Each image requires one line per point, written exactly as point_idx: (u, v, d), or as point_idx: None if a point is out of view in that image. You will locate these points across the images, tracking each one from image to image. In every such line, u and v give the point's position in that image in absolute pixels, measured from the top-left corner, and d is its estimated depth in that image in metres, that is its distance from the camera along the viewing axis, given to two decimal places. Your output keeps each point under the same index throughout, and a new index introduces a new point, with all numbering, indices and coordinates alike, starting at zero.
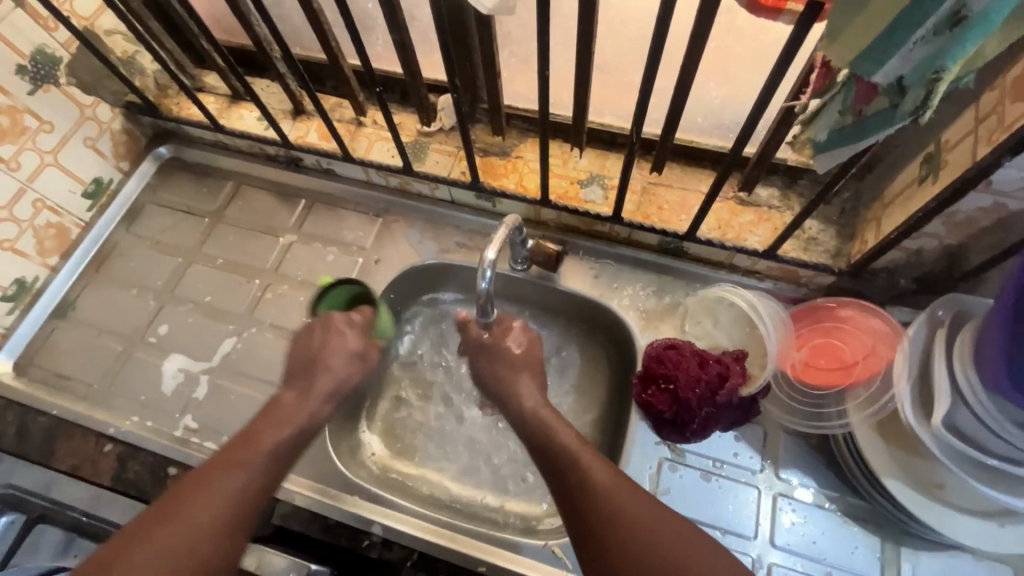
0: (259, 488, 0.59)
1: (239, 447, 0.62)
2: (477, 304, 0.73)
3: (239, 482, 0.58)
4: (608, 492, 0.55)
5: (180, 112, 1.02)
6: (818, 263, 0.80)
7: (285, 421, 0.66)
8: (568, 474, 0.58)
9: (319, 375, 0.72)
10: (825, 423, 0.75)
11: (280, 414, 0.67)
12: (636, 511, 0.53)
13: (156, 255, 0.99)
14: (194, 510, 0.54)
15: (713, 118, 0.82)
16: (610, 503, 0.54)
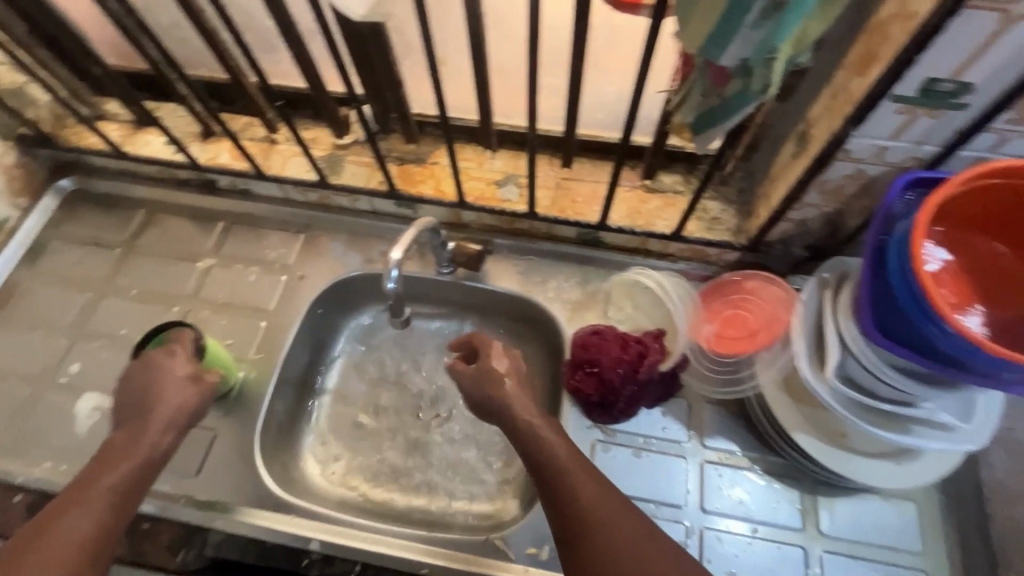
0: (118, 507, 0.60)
1: (89, 479, 0.60)
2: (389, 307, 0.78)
3: (78, 524, 0.56)
4: (592, 500, 0.58)
5: (80, 141, 0.98)
6: (721, 240, 0.86)
7: (122, 454, 0.63)
8: (555, 485, 0.60)
9: (150, 405, 0.68)
10: (740, 387, 0.81)
11: (115, 450, 0.64)
12: (620, 522, 0.56)
13: (63, 291, 0.95)
14: (45, 546, 0.54)
15: (612, 112, 0.86)
16: (594, 517, 0.57)
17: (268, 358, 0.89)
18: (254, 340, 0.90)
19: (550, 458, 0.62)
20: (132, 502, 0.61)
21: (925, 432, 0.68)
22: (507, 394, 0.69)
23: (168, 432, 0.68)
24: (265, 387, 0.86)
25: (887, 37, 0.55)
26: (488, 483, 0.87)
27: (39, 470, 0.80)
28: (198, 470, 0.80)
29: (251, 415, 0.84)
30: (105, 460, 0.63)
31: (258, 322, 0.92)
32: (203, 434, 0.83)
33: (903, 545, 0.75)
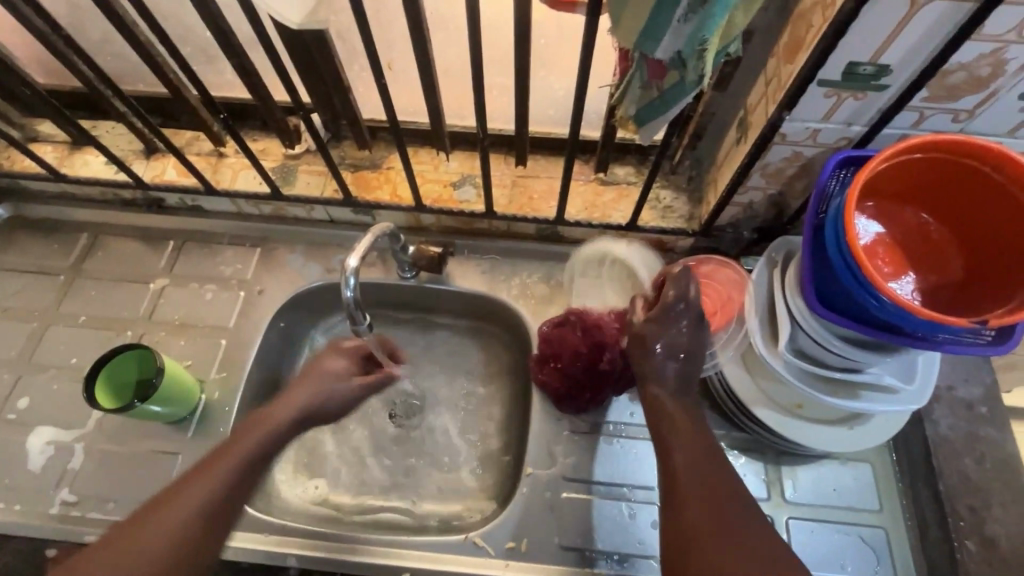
0: (201, 516, 0.56)
1: (188, 478, 0.58)
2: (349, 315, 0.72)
3: (205, 497, 0.57)
4: (717, 488, 0.57)
5: (13, 166, 0.94)
6: (674, 228, 0.89)
7: (235, 440, 0.62)
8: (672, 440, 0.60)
9: (300, 388, 0.70)
10: (700, 369, 0.81)
11: (248, 431, 0.63)
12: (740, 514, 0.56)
13: (4, 323, 0.90)
14: (142, 533, 0.53)
15: (562, 109, 0.88)
16: (719, 503, 0.56)
17: (232, 376, 0.87)
18: (215, 359, 0.88)
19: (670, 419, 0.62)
20: (230, 504, 0.58)
21: (873, 396, 0.72)
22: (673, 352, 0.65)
23: (291, 431, 0.67)
24: (230, 406, 0.85)
25: (810, 26, 0.58)
26: (465, 482, 0.87)
27: None
28: None
29: (218, 436, 0.82)
30: (225, 450, 0.61)
31: (219, 341, 0.89)
32: (167, 460, 0.81)
33: (861, 505, 0.79)
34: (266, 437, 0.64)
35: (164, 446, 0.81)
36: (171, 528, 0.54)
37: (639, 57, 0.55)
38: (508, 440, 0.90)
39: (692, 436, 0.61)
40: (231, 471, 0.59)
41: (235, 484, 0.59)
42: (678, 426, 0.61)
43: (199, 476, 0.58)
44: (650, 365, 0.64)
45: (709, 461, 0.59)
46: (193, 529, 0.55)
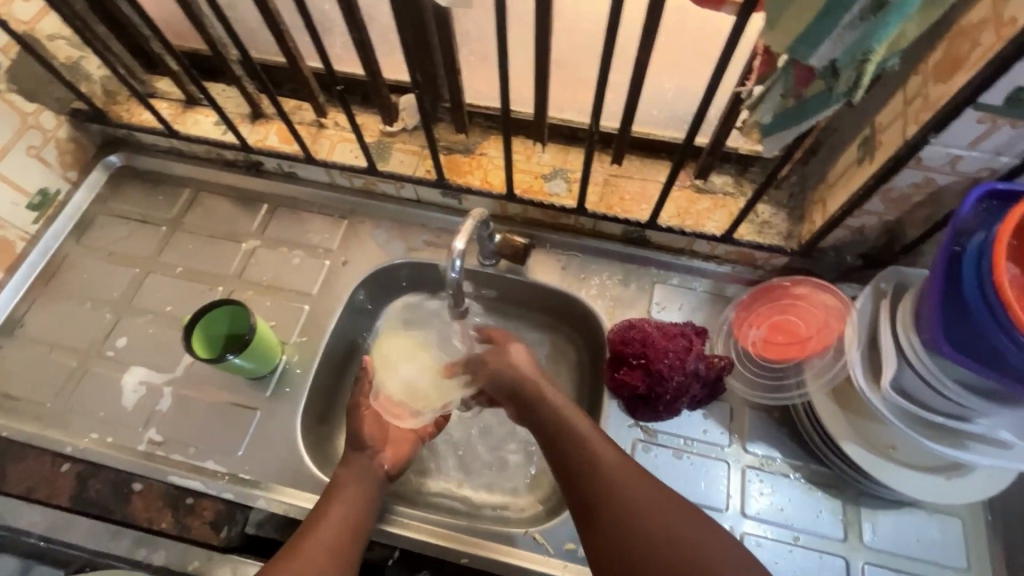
0: (350, 534, 0.68)
1: (320, 514, 0.69)
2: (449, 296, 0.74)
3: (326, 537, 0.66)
4: (602, 465, 0.65)
5: (131, 118, 0.99)
6: (772, 245, 0.84)
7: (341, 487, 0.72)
8: (575, 452, 0.67)
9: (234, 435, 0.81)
10: (786, 394, 0.80)
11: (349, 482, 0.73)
12: (636, 481, 0.64)
13: (110, 266, 0.96)
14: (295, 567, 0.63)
15: (668, 110, 0.85)
16: (621, 493, 0.63)
17: (311, 342, 0.89)
18: (297, 323, 0.91)
19: (563, 424, 0.70)
20: (362, 527, 0.70)
21: (981, 449, 0.67)
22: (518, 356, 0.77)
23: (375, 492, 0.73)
24: (307, 371, 0.87)
25: (978, 44, 0.53)
26: (524, 475, 0.87)
27: (85, 441, 0.82)
28: (241, 448, 0.81)
29: (294, 397, 0.85)
30: (336, 488, 0.72)
31: (301, 306, 0.92)
32: (246, 414, 0.84)
33: (947, 561, 0.74)
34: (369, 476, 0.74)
35: (244, 400, 0.85)
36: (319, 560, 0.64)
37: (786, 61, 0.54)
38: None
39: (571, 423, 0.70)
40: (350, 508, 0.70)
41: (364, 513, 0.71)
42: (557, 415, 0.70)
43: (337, 505, 0.70)
44: (515, 361, 0.76)
45: (592, 438, 0.68)
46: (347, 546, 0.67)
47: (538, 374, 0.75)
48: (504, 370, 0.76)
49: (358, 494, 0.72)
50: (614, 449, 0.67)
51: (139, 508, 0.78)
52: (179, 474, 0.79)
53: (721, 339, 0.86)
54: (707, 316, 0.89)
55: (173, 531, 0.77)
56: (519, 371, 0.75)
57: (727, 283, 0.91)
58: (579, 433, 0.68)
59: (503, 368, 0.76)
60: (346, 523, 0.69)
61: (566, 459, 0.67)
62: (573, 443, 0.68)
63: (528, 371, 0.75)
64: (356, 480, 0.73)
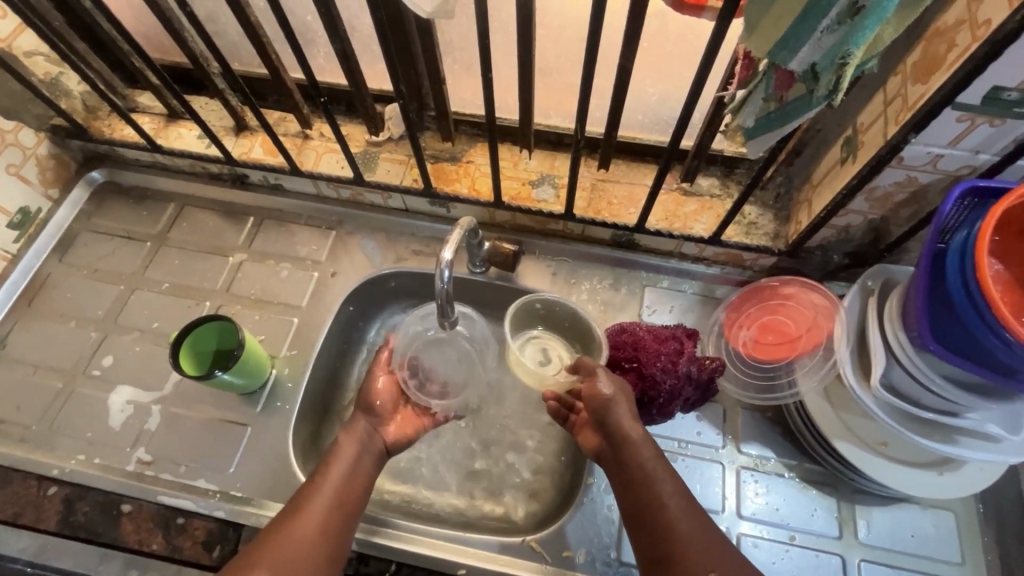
0: (336, 511, 0.67)
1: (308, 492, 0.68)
2: (437, 308, 0.74)
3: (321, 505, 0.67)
4: (671, 513, 0.65)
5: (113, 133, 0.98)
6: (759, 245, 0.85)
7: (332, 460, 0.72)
8: (637, 483, 0.68)
9: (249, 463, 0.80)
10: (778, 394, 0.80)
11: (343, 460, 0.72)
12: (703, 539, 0.63)
13: (95, 283, 0.94)
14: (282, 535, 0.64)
15: (653, 115, 0.86)
16: (672, 524, 0.64)
17: (302, 355, 0.89)
18: (287, 336, 0.90)
19: (635, 456, 0.69)
20: (347, 503, 0.69)
21: (969, 442, 0.68)
22: (613, 396, 0.73)
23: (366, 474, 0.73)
24: (298, 385, 0.86)
25: (953, 44, 0.54)
26: (521, 482, 0.87)
27: (72, 463, 0.80)
28: (232, 465, 0.80)
29: (285, 411, 0.84)
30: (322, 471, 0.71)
31: (291, 319, 0.91)
32: (237, 429, 0.83)
33: (942, 556, 0.75)
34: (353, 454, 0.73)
35: (235, 416, 0.84)
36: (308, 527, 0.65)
37: (767, 65, 0.54)
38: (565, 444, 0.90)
39: (646, 472, 0.68)
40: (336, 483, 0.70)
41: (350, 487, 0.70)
42: (639, 463, 0.68)
43: (326, 480, 0.69)
44: (615, 408, 0.72)
45: (671, 493, 0.66)
46: (329, 524, 0.66)
47: (631, 420, 0.72)
48: (597, 409, 0.73)
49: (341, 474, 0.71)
50: (689, 506, 0.66)
51: (129, 530, 0.76)
52: (169, 493, 0.77)
53: (712, 340, 0.86)
54: (697, 317, 0.89)
55: (164, 552, 0.75)
56: (608, 414, 0.72)
57: (717, 285, 0.91)
58: (658, 487, 0.67)
59: (595, 400, 0.73)
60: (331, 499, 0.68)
61: (639, 504, 0.67)
62: (648, 493, 0.66)
63: (620, 418, 0.72)
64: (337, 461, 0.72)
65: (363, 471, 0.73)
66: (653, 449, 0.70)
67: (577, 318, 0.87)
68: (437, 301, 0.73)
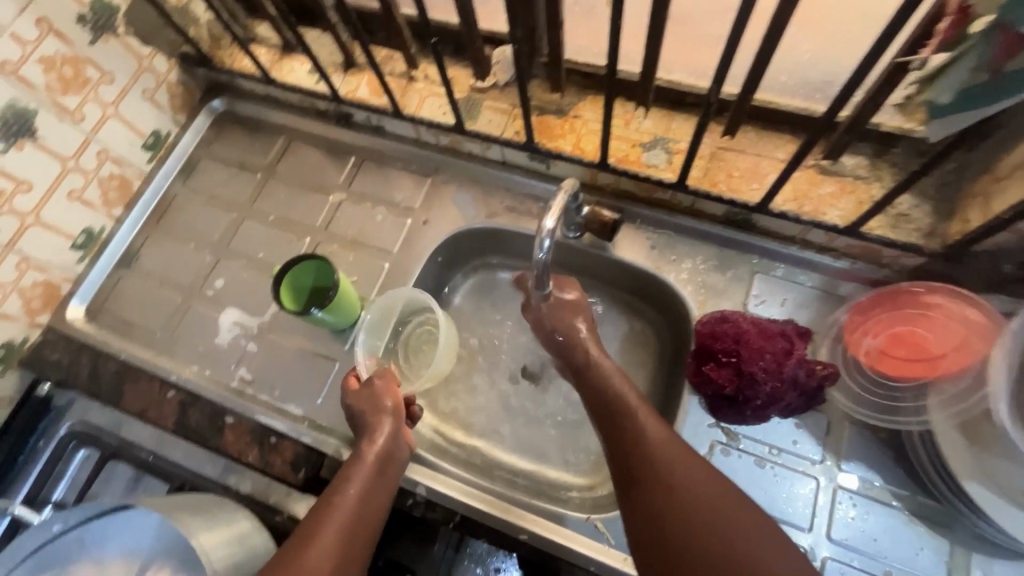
0: (356, 529, 0.63)
1: (326, 506, 0.64)
2: (533, 276, 0.72)
3: (342, 522, 0.62)
4: (734, 517, 0.56)
5: (233, 64, 1.01)
6: (907, 243, 0.73)
7: (350, 476, 0.67)
8: (603, 402, 0.69)
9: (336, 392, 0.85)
10: (899, 419, 0.71)
11: (356, 468, 0.68)
12: (712, 482, 0.59)
13: (213, 208, 1.01)
14: (307, 559, 0.58)
15: (799, 76, 0.74)
16: (632, 432, 0.65)
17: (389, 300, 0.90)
18: (377, 280, 0.92)
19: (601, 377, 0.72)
20: (365, 530, 0.64)
21: None
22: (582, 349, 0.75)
23: (378, 476, 0.68)
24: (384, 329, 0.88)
25: None
26: (592, 455, 0.86)
27: (187, 371, 0.88)
28: (320, 396, 0.85)
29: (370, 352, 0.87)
30: (327, 506, 0.64)
31: (382, 264, 0.92)
32: (327, 363, 0.87)
33: None
34: (362, 489, 0.66)
35: (326, 350, 0.88)
36: (331, 545, 0.60)
37: (991, 26, 0.47)
38: None
39: (672, 464, 0.61)
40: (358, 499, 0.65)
41: (367, 512, 0.65)
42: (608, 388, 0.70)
43: (346, 494, 0.65)
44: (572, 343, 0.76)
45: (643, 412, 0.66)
46: (346, 553, 0.61)
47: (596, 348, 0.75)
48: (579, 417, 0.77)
49: (354, 508, 0.64)
50: (666, 434, 0.64)
51: (230, 440, 0.82)
52: (266, 413, 0.83)
53: (826, 343, 0.77)
54: (813, 315, 0.79)
55: (258, 465, 0.80)
56: (625, 410, 0.67)
57: (842, 281, 0.80)
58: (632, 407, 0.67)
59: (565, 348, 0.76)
60: (351, 518, 0.63)
61: (684, 521, 0.57)
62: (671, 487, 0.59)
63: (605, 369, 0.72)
64: (355, 475, 0.67)
65: (381, 485, 0.68)
66: (684, 442, 0.64)
67: (623, 266, 0.87)
68: (533, 269, 0.70)
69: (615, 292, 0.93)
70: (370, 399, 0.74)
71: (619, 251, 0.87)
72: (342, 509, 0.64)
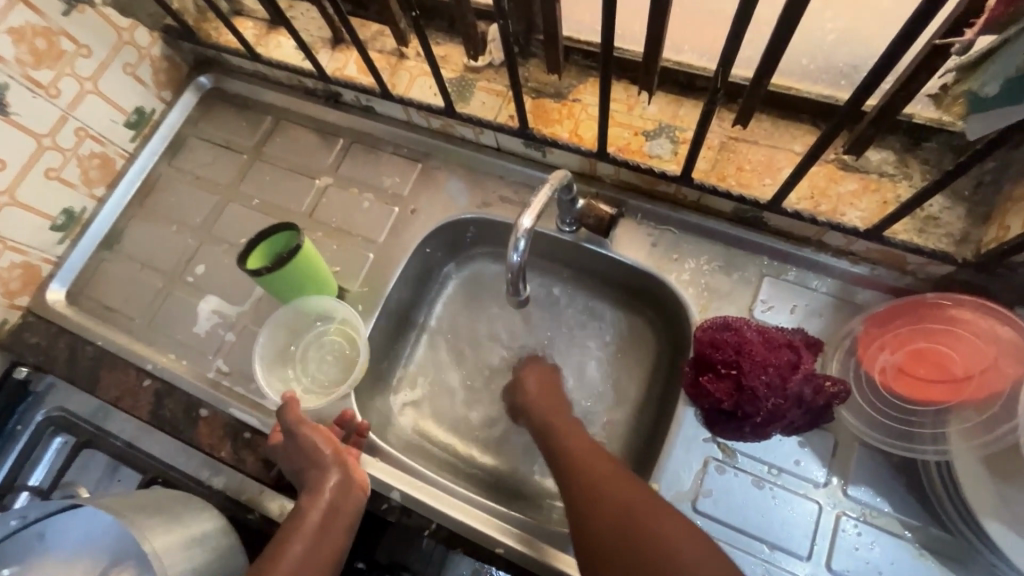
0: None
1: (266, 566, 0.61)
2: (509, 282, 0.67)
3: None
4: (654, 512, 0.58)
5: (219, 38, 0.96)
6: (935, 250, 0.66)
7: (293, 533, 0.64)
8: (547, 434, 0.73)
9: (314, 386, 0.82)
10: (915, 446, 0.65)
11: (299, 525, 0.64)
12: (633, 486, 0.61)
13: (197, 190, 0.97)
14: None
15: (822, 60, 0.66)
16: (564, 455, 0.68)
17: (372, 293, 0.86)
18: (361, 271, 0.87)
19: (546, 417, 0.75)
20: None
21: None
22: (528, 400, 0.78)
23: (323, 532, 0.65)
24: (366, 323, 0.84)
25: None
26: None
27: (165, 360, 0.85)
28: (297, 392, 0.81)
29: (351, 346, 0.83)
30: (268, 567, 0.61)
31: (367, 254, 0.88)
32: None
33: None
34: (304, 550, 0.62)
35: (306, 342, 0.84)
36: None
37: None
38: (632, 435, 0.81)
39: (596, 475, 0.63)
40: (300, 559, 0.62)
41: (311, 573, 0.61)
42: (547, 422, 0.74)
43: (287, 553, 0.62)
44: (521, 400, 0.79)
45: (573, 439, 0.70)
46: None
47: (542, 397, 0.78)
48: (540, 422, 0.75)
49: (291, 574, 0.60)
50: (590, 450, 0.67)
51: (204, 433, 0.79)
52: (241, 408, 0.80)
53: (838, 356, 0.70)
54: (826, 324, 0.72)
55: (231, 461, 0.78)
56: (558, 437, 0.71)
57: (859, 288, 0.73)
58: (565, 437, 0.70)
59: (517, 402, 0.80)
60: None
61: (614, 521, 0.58)
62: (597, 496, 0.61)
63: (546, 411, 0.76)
64: (298, 532, 0.64)
65: (327, 541, 0.64)
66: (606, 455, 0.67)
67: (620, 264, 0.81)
68: (507, 277, 0.66)
69: (613, 291, 0.87)
70: (312, 449, 0.69)
71: (616, 248, 0.80)
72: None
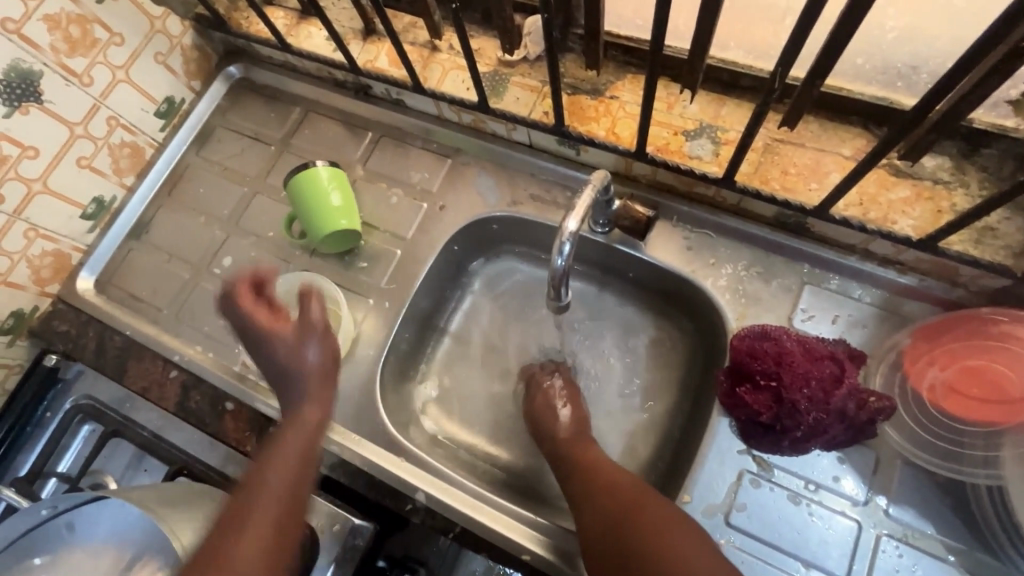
0: (286, 518, 0.58)
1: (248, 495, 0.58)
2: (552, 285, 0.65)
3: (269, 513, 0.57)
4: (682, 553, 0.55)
5: (249, 28, 0.95)
6: (992, 263, 0.63)
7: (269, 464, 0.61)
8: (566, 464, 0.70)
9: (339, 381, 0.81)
10: (965, 469, 0.63)
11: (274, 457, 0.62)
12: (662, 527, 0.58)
13: (224, 182, 0.96)
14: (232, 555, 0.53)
15: (879, 60, 0.63)
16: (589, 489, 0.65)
17: (399, 290, 0.85)
18: (388, 268, 0.86)
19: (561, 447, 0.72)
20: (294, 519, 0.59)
21: None
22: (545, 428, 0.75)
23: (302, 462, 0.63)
24: (392, 320, 0.83)
25: None
26: None
27: (191, 352, 0.85)
28: None
29: (376, 343, 0.82)
30: (250, 499, 0.58)
31: (394, 250, 0.87)
32: None
33: None
34: (283, 479, 0.60)
35: None
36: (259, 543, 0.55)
37: None
38: (661, 442, 0.79)
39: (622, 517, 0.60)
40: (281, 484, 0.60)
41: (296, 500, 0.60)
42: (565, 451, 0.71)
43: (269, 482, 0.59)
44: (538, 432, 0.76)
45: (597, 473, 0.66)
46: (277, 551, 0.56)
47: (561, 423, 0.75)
48: (558, 435, 0.73)
49: (279, 496, 0.58)
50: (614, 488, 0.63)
51: (230, 427, 0.79)
52: (266, 403, 0.80)
53: (882, 370, 0.68)
54: (870, 336, 0.70)
55: (256, 456, 0.77)
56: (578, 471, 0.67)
57: (907, 300, 0.70)
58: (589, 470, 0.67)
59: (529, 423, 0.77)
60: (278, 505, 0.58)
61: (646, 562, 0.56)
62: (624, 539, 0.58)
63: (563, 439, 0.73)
64: (273, 464, 0.61)
65: (306, 471, 0.63)
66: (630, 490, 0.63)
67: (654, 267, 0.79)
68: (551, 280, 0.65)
69: (643, 294, 0.85)
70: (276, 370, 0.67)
71: (649, 251, 0.78)
72: (258, 509, 0.57)
